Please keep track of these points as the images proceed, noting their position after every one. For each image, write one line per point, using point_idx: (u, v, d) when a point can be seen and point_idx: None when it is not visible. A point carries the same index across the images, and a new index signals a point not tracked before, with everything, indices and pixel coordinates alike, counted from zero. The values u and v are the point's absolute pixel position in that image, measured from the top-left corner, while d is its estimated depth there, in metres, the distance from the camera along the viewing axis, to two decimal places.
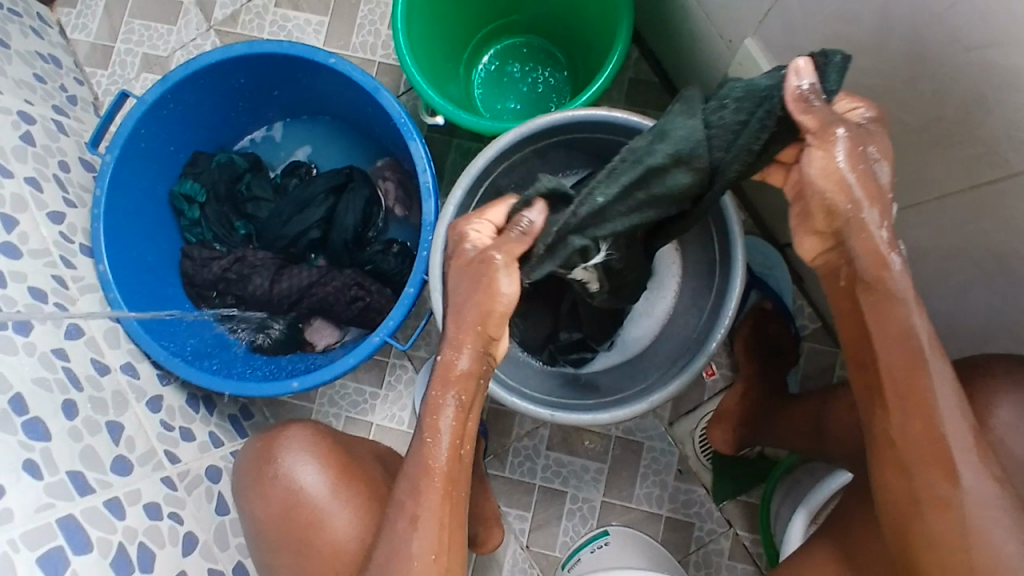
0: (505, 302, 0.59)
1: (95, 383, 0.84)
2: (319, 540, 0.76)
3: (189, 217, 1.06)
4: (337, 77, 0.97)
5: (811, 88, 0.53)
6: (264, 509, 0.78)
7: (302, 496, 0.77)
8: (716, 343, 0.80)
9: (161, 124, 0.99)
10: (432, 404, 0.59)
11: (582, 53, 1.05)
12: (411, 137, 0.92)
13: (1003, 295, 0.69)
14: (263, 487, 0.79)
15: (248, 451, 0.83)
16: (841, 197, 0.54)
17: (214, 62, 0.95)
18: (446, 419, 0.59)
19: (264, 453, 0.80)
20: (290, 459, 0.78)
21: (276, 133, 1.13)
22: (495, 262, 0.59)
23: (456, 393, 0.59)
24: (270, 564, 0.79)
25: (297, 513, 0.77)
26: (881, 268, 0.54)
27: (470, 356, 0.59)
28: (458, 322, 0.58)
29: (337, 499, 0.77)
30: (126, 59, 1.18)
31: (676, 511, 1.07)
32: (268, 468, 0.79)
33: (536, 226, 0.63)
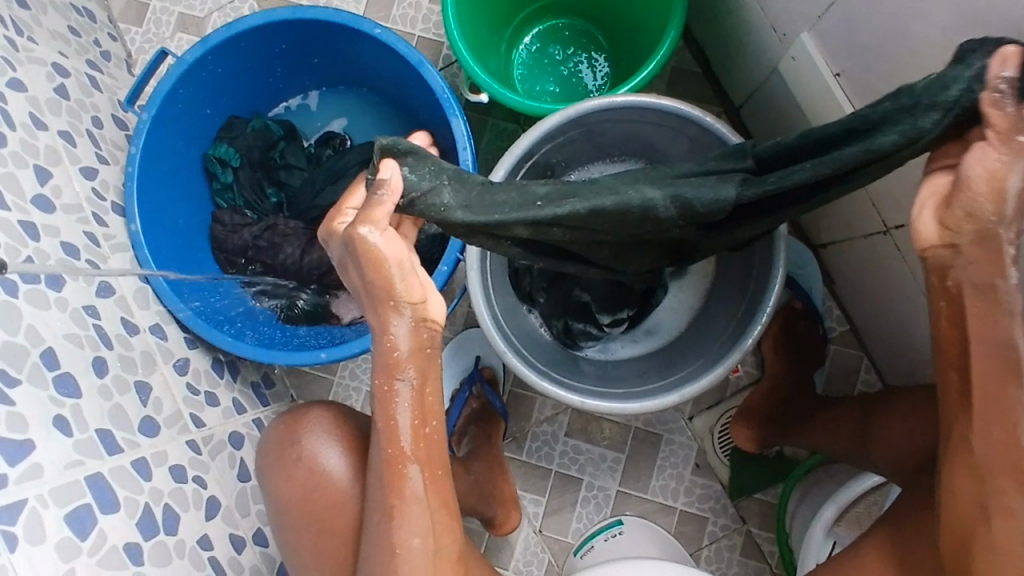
0: (394, 260, 0.54)
1: (124, 342, 0.83)
2: (344, 520, 0.76)
3: (222, 181, 1.05)
4: (380, 48, 0.95)
5: (1010, 82, 0.45)
6: (287, 492, 0.78)
7: (326, 477, 0.77)
8: (753, 340, 0.79)
9: (199, 85, 0.97)
10: (384, 395, 0.59)
11: (627, 39, 1.04)
12: (453, 113, 0.91)
13: None
14: (286, 469, 0.79)
15: (270, 432, 0.82)
16: (989, 206, 0.47)
17: (256, 25, 0.93)
18: (401, 403, 0.59)
19: (286, 436, 0.80)
20: (314, 442, 0.78)
21: (311, 102, 1.12)
22: (361, 236, 0.54)
23: (409, 376, 0.58)
24: (290, 544, 0.79)
25: (320, 495, 0.77)
26: (995, 276, 0.49)
27: (406, 332, 0.57)
28: (370, 302, 0.56)
29: (354, 480, 0.77)
30: (162, 18, 1.17)
31: (691, 504, 1.07)
32: (292, 450, 0.79)
33: (396, 186, 0.55)
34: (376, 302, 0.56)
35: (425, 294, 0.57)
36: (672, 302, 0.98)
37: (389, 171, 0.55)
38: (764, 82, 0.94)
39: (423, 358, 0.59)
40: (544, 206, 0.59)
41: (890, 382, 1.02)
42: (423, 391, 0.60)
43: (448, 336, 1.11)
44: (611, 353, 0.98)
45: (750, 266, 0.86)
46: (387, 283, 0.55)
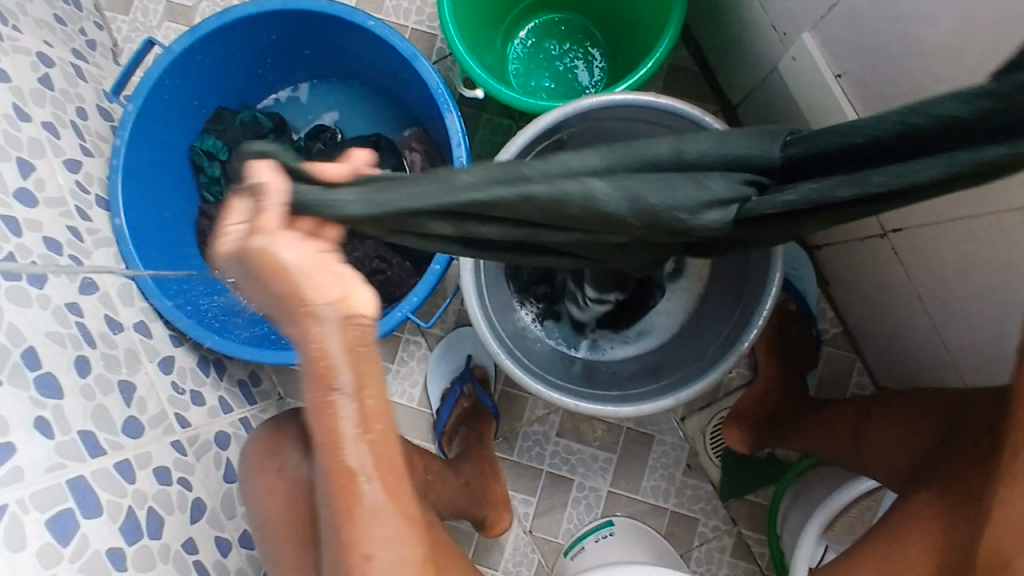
0: (297, 259, 0.43)
1: (108, 340, 0.81)
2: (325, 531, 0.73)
3: (209, 174, 1.02)
4: (373, 40, 0.93)
5: None
6: (269, 502, 0.76)
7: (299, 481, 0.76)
8: (748, 344, 0.79)
9: (186, 76, 0.95)
10: (321, 405, 0.46)
11: (625, 35, 1.02)
12: (448, 109, 0.89)
13: None
14: (268, 478, 0.77)
15: (251, 444, 0.81)
16: None
17: (246, 15, 0.91)
18: (342, 414, 0.46)
19: (268, 445, 0.78)
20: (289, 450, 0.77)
21: (302, 95, 1.09)
22: (260, 248, 0.43)
23: (347, 379, 0.45)
24: (274, 559, 0.75)
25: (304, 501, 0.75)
26: None
27: (333, 334, 0.44)
28: (285, 311, 0.44)
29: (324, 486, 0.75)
30: (149, 6, 1.14)
31: (682, 505, 1.07)
32: (276, 459, 0.77)
33: (275, 184, 0.44)
34: (290, 312, 0.43)
35: (345, 289, 0.44)
36: (666, 303, 0.97)
37: (268, 171, 0.44)
38: (762, 82, 0.93)
39: (359, 361, 0.45)
40: (464, 195, 0.43)
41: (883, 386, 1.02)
42: (363, 395, 0.46)
43: (439, 334, 1.09)
44: (601, 355, 0.96)
45: (745, 268, 0.85)
46: (296, 288, 0.43)
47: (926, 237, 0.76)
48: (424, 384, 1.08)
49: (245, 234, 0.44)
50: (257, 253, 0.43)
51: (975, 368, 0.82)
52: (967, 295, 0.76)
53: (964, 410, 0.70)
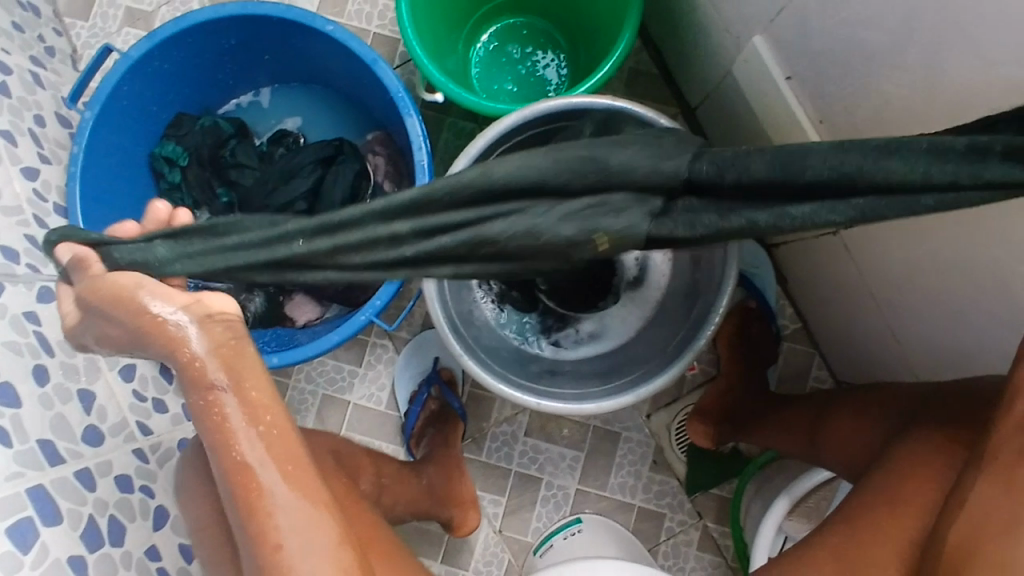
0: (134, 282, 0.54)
1: (67, 349, 0.81)
2: None
3: (169, 180, 1.02)
4: (333, 44, 0.94)
5: None
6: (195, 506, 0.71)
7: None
8: (705, 341, 0.81)
9: (144, 82, 0.94)
10: (206, 405, 0.52)
11: (585, 39, 1.04)
12: (408, 113, 0.90)
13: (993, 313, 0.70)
14: (189, 481, 0.72)
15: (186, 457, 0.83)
16: None
17: (204, 20, 0.91)
18: (229, 401, 0.52)
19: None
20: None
21: (264, 99, 1.09)
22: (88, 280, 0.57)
23: (220, 374, 0.52)
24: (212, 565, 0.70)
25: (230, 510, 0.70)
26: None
27: (198, 336, 0.52)
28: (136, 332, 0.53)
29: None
30: (108, 12, 1.13)
31: (649, 501, 1.08)
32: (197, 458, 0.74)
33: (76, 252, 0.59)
34: (141, 330, 0.53)
35: (197, 294, 0.53)
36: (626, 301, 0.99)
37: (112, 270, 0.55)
38: (719, 83, 0.94)
39: (228, 353, 0.53)
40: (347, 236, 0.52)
41: (841, 380, 1.04)
42: (242, 387, 0.52)
43: (406, 337, 1.09)
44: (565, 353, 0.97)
45: (705, 268, 0.87)
46: (139, 310, 0.53)
47: (877, 234, 0.78)
48: (391, 387, 1.09)
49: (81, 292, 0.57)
50: (98, 291, 0.55)
51: (925, 359, 0.84)
52: (914, 290, 0.78)
53: (919, 403, 0.72)
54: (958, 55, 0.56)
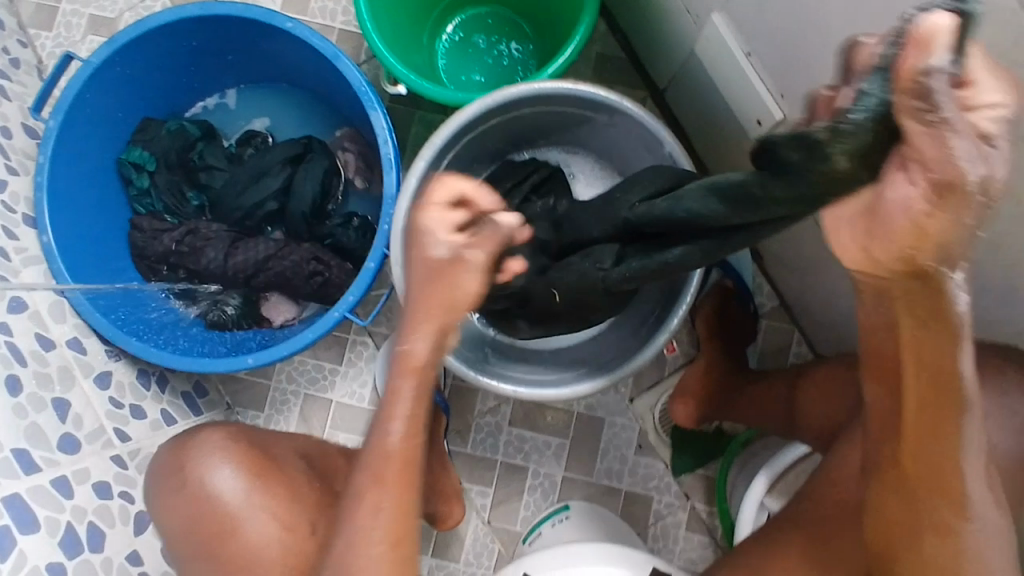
0: (463, 294, 0.54)
1: (40, 358, 0.80)
2: (231, 544, 0.73)
3: (138, 186, 1.01)
4: (294, 41, 0.93)
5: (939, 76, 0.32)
6: (177, 517, 0.75)
7: (214, 501, 0.74)
8: (678, 320, 0.81)
9: (109, 88, 0.94)
10: (391, 381, 0.58)
11: (549, 25, 1.03)
12: (372, 107, 0.89)
13: None
14: (176, 492, 0.76)
15: (158, 456, 0.81)
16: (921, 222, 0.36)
17: (163, 23, 0.90)
18: (406, 386, 0.57)
19: (174, 462, 0.78)
20: (196, 464, 0.76)
21: (230, 101, 1.08)
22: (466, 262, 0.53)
23: (409, 373, 0.57)
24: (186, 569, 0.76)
25: (206, 521, 0.74)
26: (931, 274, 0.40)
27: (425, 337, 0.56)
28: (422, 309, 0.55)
29: (255, 502, 0.75)
30: (72, 21, 1.12)
31: (635, 485, 1.09)
32: (178, 475, 0.76)
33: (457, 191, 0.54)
34: (428, 312, 0.55)
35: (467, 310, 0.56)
36: None
37: (506, 213, 0.56)
38: (683, 64, 0.94)
39: (436, 335, 0.56)
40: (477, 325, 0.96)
41: (819, 353, 1.05)
42: (421, 381, 0.57)
43: (386, 333, 1.09)
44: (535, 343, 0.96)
45: None
46: (451, 298, 0.54)
47: None
48: (373, 384, 1.08)
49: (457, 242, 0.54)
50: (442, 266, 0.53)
51: None
52: None
53: None
54: None
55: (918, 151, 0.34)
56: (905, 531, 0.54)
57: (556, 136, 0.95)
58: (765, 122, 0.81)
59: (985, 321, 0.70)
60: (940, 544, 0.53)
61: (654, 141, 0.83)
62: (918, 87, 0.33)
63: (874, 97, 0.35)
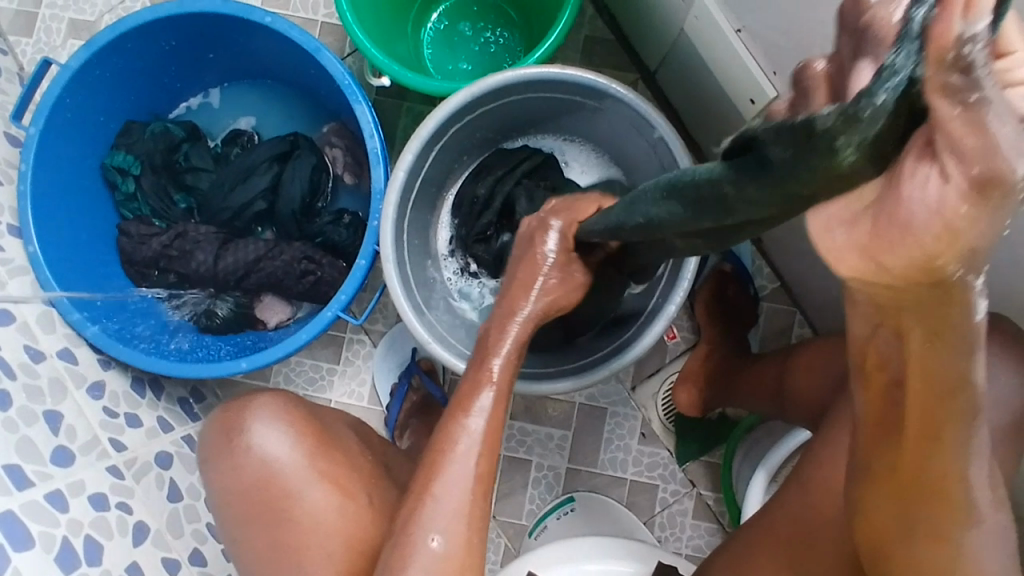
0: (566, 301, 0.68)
1: (30, 371, 0.79)
2: (296, 512, 0.74)
3: (124, 191, 0.99)
4: (275, 36, 0.91)
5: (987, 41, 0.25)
6: (236, 481, 0.76)
7: (278, 466, 0.75)
8: (676, 307, 0.80)
9: (88, 92, 0.92)
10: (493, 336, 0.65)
11: (535, 8, 1.01)
12: (357, 100, 0.87)
13: None
14: (233, 458, 0.76)
15: (210, 425, 0.81)
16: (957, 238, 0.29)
17: (140, 23, 0.88)
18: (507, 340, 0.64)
19: (231, 423, 0.78)
20: (258, 429, 0.76)
21: (214, 100, 1.06)
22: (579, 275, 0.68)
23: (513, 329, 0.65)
24: (241, 539, 0.76)
25: (271, 484, 0.75)
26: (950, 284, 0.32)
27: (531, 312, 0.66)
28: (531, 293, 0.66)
29: (317, 469, 0.76)
30: (51, 25, 1.10)
31: (639, 474, 1.07)
32: (238, 439, 0.76)
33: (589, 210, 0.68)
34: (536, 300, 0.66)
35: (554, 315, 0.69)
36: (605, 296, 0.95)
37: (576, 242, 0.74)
38: (674, 43, 0.92)
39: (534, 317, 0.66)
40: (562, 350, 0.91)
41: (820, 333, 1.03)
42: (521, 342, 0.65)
43: (382, 330, 1.07)
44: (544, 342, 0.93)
45: None
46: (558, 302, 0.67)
47: None
48: (372, 382, 1.07)
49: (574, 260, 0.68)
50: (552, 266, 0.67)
51: None
52: None
53: None
54: None
55: (949, 138, 0.26)
56: (895, 535, 0.52)
57: (539, 123, 0.93)
58: (758, 101, 0.79)
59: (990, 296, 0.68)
60: (933, 546, 0.50)
61: (646, 124, 0.81)
62: (956, 60, 0.25)
63: (900, 73, 0.29)
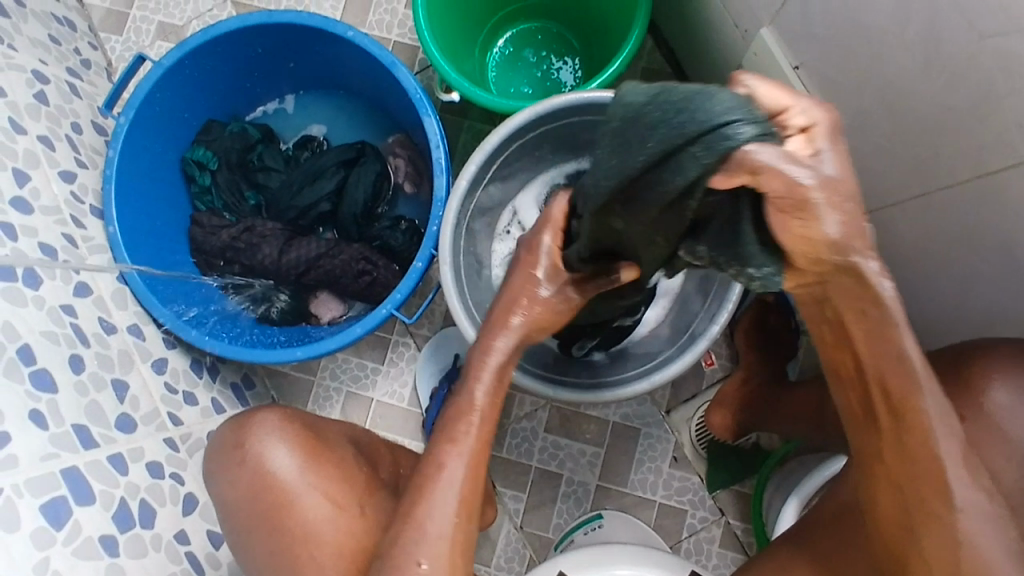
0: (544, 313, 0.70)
1: (102, 341, 0.84)
2: (290, 522, 0.76)
3: (200, 184, 1.06)
4: (354, 50, 0.97)
5: None
6: (232, 494, 0.79)
7: (275, 481, 0.77)
8: (720, 327, 0.82)
9: (176, 89, 0.99)
10: (476, 366, 0.66)
11: (598, 38, 1.06)
12: (426, 113, 0.92)
13: (1016, 295, 0.68)
14: (233, 471, 0.79)
15: (219, 435, 0.83)
16: None
17: (232, 30, 0.95)
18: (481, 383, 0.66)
19: (232, 438, 0.80)
20: (259, 446, 0.78)
21: (288, 106, 1.13)
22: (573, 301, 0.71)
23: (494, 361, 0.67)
24: (244, 546, 0.78)
25: (268, 494, 0.77)
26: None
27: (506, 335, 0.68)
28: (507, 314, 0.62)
29: (309, 481, 0.77)
30: (141, 27, 1.19)
31: (669, 497, 1.08)
32: (239, 451, 0.79)
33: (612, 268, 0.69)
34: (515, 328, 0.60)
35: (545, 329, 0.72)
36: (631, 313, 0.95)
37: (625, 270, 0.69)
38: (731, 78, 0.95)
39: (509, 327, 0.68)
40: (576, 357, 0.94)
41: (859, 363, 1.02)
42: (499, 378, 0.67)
43: (428, 334, 1.11)
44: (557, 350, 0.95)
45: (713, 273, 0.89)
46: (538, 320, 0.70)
47: (887, 218, 0.78)
48: (413, 384, 1.10)
49: (563, 284, 0.70)
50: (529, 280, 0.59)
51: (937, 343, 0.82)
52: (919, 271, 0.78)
53: None
54: (955, 26, 0.57)
55: None
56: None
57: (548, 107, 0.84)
58: None
59: None
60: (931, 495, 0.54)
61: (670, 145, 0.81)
62: None
63: None
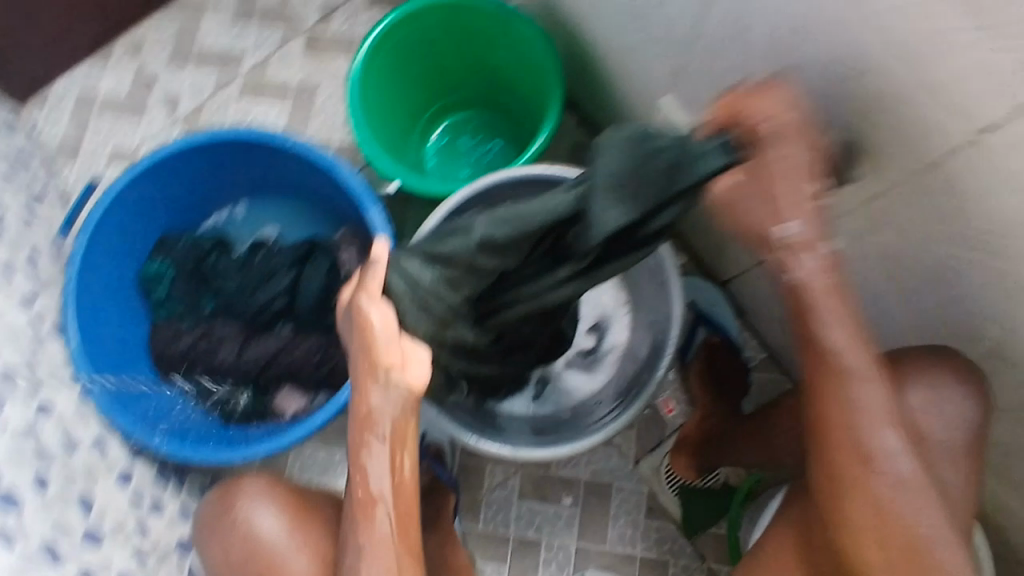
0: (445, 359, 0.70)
1: (67, 459, 0.85)
2: None
3: (157, 296, 1.09)
4: (296, 156, 1.04)
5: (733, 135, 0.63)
6: (223, 557, 0.79)
7: (261, 542, 0.78)
8: (662, 372, 0.87)
9: (131, 207, 1.04)
10: (358, 435, 0.62)
11: (524, 121, 1.15)
12: (369, 206, 0.98)
13: (927, 309, 0.73)
14: (221, 536, 0.79)
15: (206, 504, 0.83)
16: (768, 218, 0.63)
17: (180, 148, 1.02)
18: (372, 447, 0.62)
19: (220, 505, 0.81)
20: (248, 507, 0.79)
21: (239, 212, 1.19)
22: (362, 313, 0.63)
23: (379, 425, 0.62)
24: None
25: (256, 558, 0.77)
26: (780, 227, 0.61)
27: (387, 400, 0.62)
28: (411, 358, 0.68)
29: (296, 543, 0.78)
30: (96, 152, 1.25)
31: (650, 549, 1.09)
32: (227, 516, 0.79)
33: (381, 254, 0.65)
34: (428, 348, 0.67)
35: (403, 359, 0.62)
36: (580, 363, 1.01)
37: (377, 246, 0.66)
38: None
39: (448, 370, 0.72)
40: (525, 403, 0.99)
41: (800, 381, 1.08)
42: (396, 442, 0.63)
43: None
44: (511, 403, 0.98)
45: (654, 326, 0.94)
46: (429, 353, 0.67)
47: None
48: None
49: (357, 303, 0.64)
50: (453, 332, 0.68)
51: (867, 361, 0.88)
52: None
53: None
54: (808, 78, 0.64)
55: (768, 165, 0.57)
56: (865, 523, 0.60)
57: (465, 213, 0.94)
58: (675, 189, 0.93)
59: (941, 336, 0.75)
60: None
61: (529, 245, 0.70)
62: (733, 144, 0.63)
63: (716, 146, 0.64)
